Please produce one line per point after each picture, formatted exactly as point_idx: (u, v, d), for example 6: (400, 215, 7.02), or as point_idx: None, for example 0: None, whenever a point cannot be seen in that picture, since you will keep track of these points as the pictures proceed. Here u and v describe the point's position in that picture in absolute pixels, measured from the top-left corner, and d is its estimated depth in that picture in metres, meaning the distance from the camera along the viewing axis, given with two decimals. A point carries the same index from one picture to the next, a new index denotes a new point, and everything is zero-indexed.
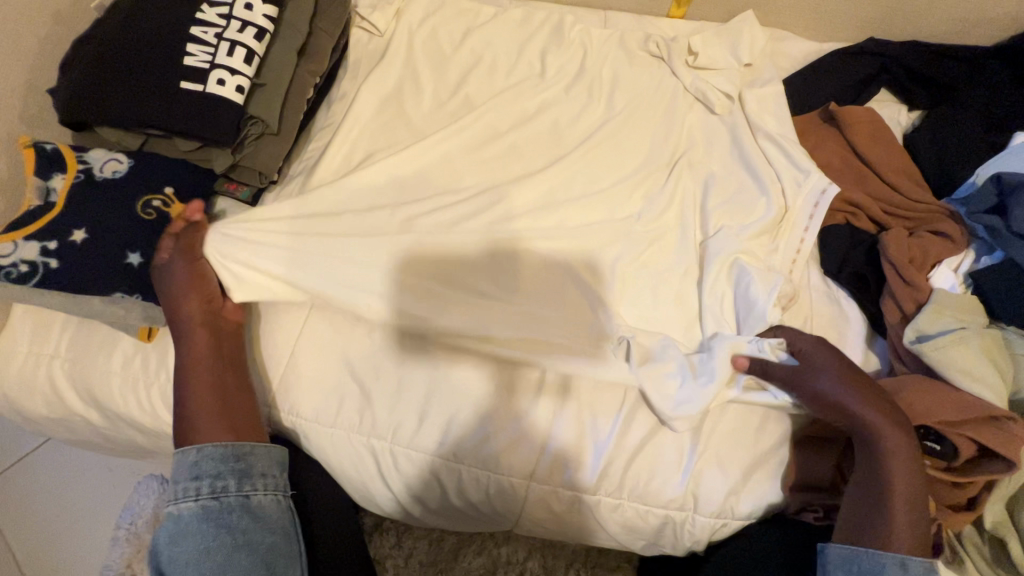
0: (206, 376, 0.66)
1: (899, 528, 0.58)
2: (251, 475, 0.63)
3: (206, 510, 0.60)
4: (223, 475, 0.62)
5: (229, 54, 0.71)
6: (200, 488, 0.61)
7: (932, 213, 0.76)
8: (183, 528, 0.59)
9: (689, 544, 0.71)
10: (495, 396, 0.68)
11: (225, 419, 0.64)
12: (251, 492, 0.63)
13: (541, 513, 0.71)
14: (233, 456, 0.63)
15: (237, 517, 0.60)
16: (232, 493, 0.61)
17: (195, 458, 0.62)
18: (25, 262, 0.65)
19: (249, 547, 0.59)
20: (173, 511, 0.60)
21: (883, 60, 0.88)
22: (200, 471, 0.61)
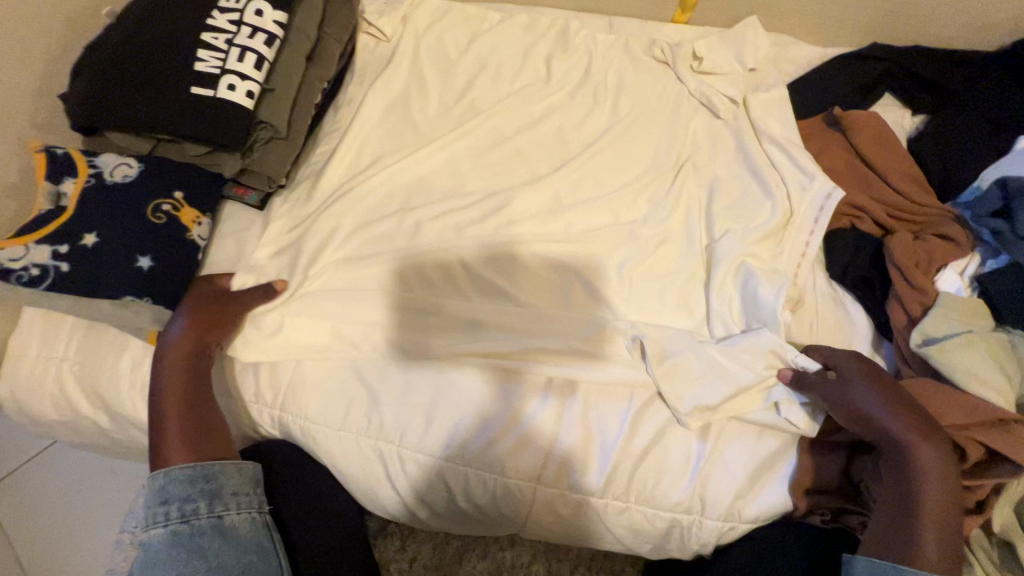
0: (177, 400, 0.64)
1: (930, 546, 0.56)
2: (220, 496, 0.60)
3: (176, 534, 0.57)
4: (192, 498, 0.59)
5: (240, 59, 0.72)
6: (169, 512, 0.58)
7: (937, 217, 0.76)
8: (154, 557, 0.56)
9: (696, 548, 0.71)
10: (503, 399, 0.69)
11: (197, 443, 0.62)
12: (222, 512, 0.60)
13: (548, 517, 0.71)
14: (202, 477, 0.60)
15: (207, 540, 0.58)
16: (202, 515, 0.59)
17: (163, 481, 0.60)
18: (37, 266, 0.65)
19: (219, 569, 0.56)
20: (145, 537, 0.58)
21: (887, 64, 0.89)
22: (168, 496, 0.59)
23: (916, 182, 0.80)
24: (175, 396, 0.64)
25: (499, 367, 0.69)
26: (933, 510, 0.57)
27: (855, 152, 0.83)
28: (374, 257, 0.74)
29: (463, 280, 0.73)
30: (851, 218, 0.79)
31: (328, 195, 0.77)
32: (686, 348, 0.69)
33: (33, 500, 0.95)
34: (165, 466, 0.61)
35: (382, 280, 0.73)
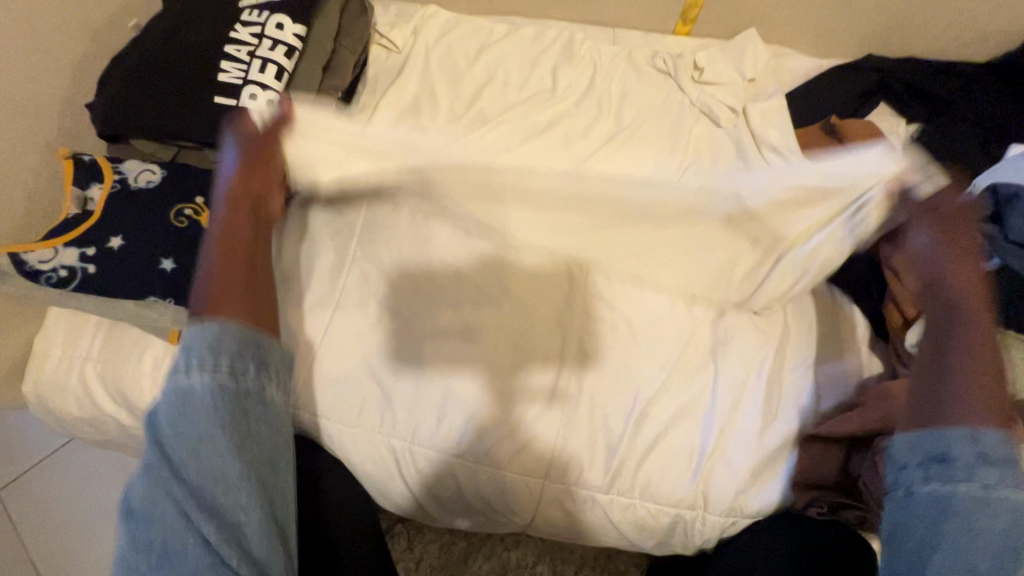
0: (229, 259, 0.57)
1: (971, 393, 0.55)
2: (270, 365, 0.52)
3: (221, 388, 0.48)
4: (245, 356, 0.50)
5: (262, 70, 0.75)
6: (217, 363, 0.48)
7: None
8: (192, 405, 0.47)
9: (700, 542, 0.73)
10: (510, 398, 0.71)
11: (249, 304, 0.53)
12: (269, 383, 0.52)
13: (555, 512, 0.73)
14: (253, 341, 0.51)
15: (253, 404, 0.50)
16: (251, 378, 0.50)
17: (216, 332, 0.49)
18: (65, 267, 0.69)
19: (259, 443, 0.50)
20: (183, 384, 0.48)
21: (881, 75, 0.92)
22: (217, 346, 0.49)
23: None
24: (234, 254, 0.58)
25: (507, 367, 0.72)
26: (973, 373, 0.56)
27: None
28: (388, 258, 0.76)
29: (475, 280, 0.75)
30: None
31: (342, 199, 0.80)
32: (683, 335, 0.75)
33: (45, 498, 0.97)
34: (210, 319, 0.50)
35: (395, 281, 0.75)
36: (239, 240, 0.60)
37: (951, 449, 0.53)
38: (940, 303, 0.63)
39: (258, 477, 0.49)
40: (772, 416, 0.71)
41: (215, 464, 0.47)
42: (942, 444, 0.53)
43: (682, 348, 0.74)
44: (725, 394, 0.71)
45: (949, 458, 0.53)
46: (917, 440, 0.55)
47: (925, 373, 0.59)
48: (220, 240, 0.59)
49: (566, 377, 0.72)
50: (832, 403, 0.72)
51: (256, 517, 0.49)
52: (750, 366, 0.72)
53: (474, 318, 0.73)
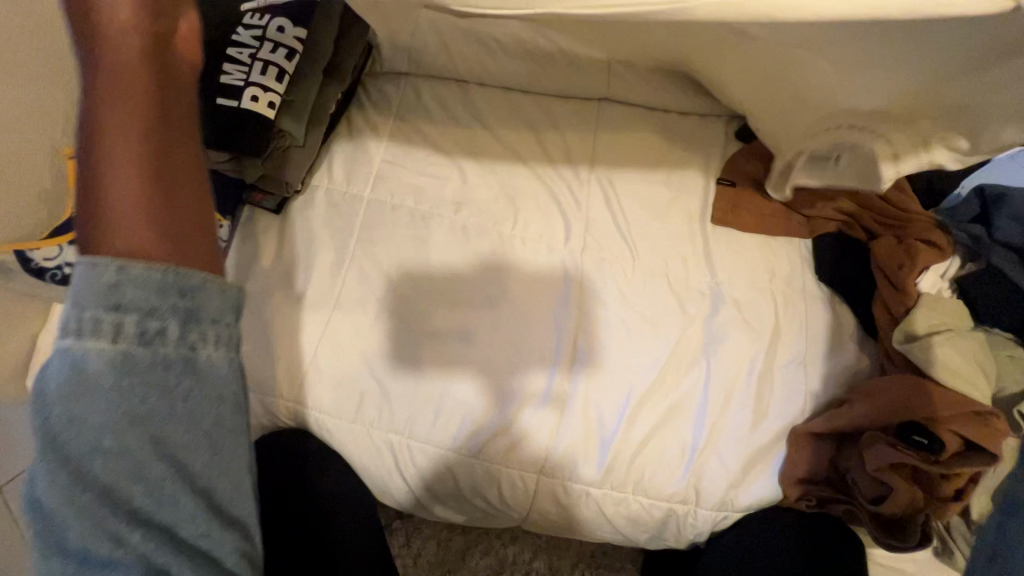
0: (127, 129, 0.36)
1: None
2: (199, 318, 0.34)
3: (130, 360, 0.32)
4: (163, 307, 0.32)
5: (263, 72, 0.76)
6: (117, 324, 0.32)
7: (923, 222, 0.78)
8: (85, 382, 0.31)
9: (692, 536, 0.74)
10: (505, 397, 0.72)
11: (167, 227, 0.35)
12: (199, 341, 0.34)
13: (550, 506, 0.74)
14: (177, 287, 0.33)
15: (174, 381, 0.33)
16: (173, 343, 0.33)
17: (115, 274, 0.32)
18: (69, 265, 0.71)
19: (185, 439, 0.34)
20: (75, 353, 0.31)
21: None
22: (122, 295, 0.32)
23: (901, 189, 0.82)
24: (126, 128, 0.36)
25: (503, 365, 0.73)
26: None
27: None
28: (388, 259, 0.78)
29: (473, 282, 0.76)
30: (840, 223, 0.81)
31: (343, 202, 0.81)
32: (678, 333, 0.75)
33: None
34: (107, 252, 0.33)
35: (395, 280, 0.77)
36: (134, 103, 0.36)
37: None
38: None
39: (195, 483, 0.35)
40: (761, 413, 0.73)
41: (133, 471, 0.33)
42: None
43: (676, 344, 0.75)
44: (716, 391, 0.73)
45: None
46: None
47: None
48: (96, 89, 0.36)
49: (561, 381, 0.73)
50: (820, 403, 0.74)
51: (204, 533, 0.36)
52: (740, 364, 0.74)
53: (473, 321, 0.75)
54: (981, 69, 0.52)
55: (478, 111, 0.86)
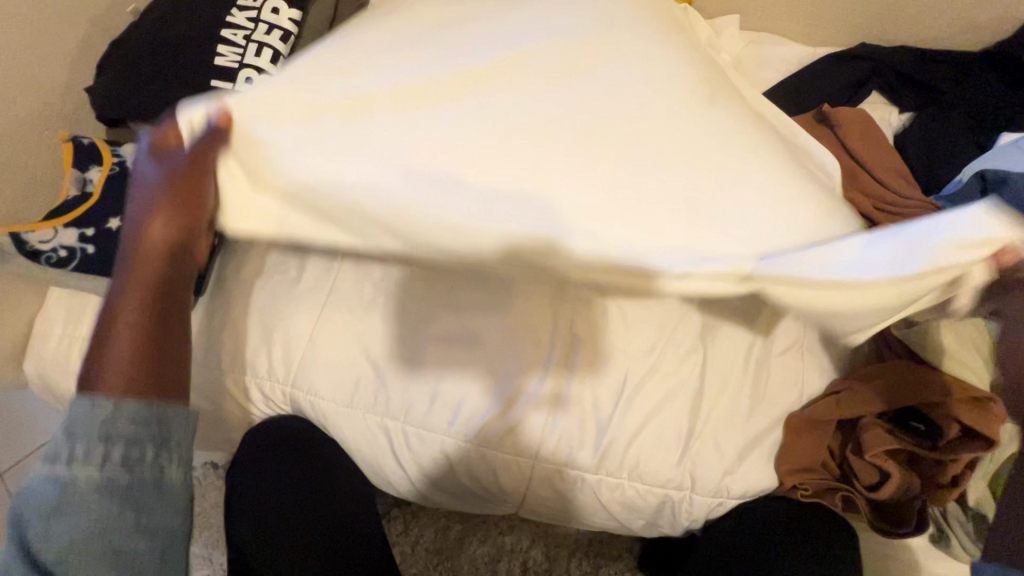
0: (134, 322, 0.55)
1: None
2: (171, 445, 0.51)
3: (112, 481, 0.47)
4: (141, 441, 0.49)
5: (258, 54, 0.77)
6: (104, 453, 0.47)
7: (918, 210, 0.79)
8: (71, 497, 0.46)
9: (688, 523, 0.74)
10: (499, 381, 0.72)
11: (156, 374, 0.53)
12: (170, 464, 0.50)
13: (545, 492, 0.74)
14: (155, 420, 0.50)
15: (149, 496, 0.49)
16: (147, 464, 0.49)
17: (109, 413, 0.48)
18: (65, 247, 0.71)
19: (151, 536, 0.48)
20: (67, 475, 0.46)
21: (875, 64, 0.92)
22: (112, 432, 0.48)
23: (899, 175, 0.84)
24: (142, 296, 0.57)
25: (494, 351, 0.73)
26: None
27: (842, 145, 0.85)
28: None
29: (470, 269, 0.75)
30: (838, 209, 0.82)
31: None
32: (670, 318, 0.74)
33: None
34: (101, 392, 0.50)
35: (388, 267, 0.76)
36: (147, 287, 0.58)
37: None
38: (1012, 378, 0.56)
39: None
40: (759, 400, 0.72)
41: (98, 568, 0.46)
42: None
43: (674, 330, 0.74)
44: (712, 377, 0.72)
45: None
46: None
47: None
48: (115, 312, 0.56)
49: (552, 384, 0.72)
50: (819, 390, 0.73)
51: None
52: (737, 348, 0.73)
53: (472, 322, 0.73)
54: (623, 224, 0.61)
55: None
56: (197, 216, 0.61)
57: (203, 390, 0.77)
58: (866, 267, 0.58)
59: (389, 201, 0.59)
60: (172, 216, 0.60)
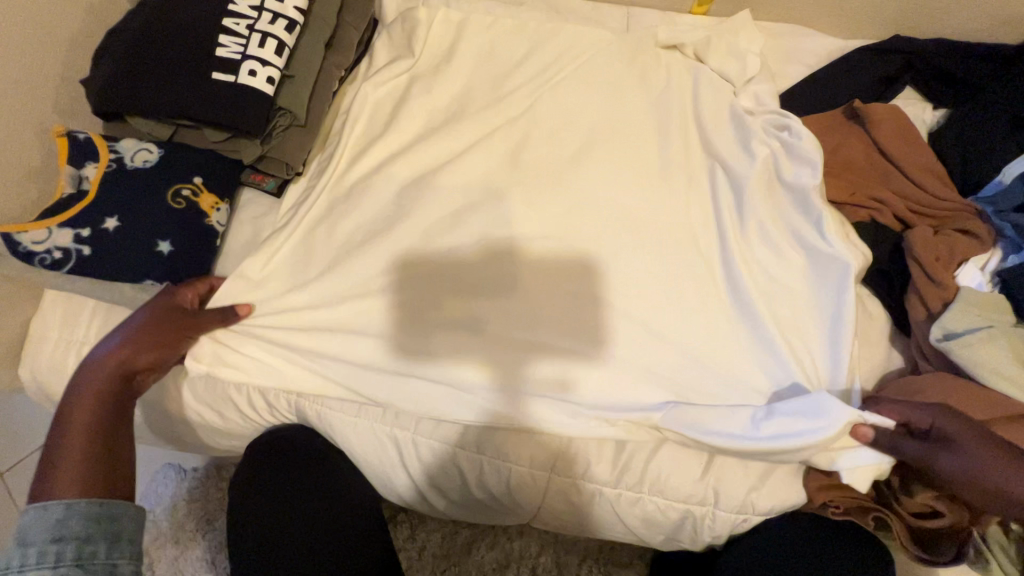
0: (81, 433, 0.57)
1: None
2: (120, 540, 0.51)
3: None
4: (92, 539, 0.50)
5: (261, 46, 0.74)
6: (61, 551, 0.48)
7: (958, 211, 0.76)
8: None
9: (709, 539, 0.71)
10: (508, 386, 0.69)
11: (96, 477, 0.54)
12: (118, 560, 0.50)
13: (560, 506, 0.71)
14: (105, 517, 0.52)
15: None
16: (99, 560, 0.49)
17: (61, 515, 0.50)
18: (59, 249, 0.67)
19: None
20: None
21: (909, 57, 0.87)
22: (65, 531, 0.49)
23: (935, 175, 0.80)
24: (88, 415, 0.58)
25: (502, 358, 0.70)
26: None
27: (871, 142, 0.82)
28: (391, 247, 0.74)
29: (480, 268, 0.73)
30: (872, 211, 0.79)
31: (348, 189, 0.78)
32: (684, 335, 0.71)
33: None
34: (53, 499, 0.52)
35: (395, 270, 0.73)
36: (97, 407, 0.59)
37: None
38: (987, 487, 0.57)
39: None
40: None
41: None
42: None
43: (696, 339, 0.71)
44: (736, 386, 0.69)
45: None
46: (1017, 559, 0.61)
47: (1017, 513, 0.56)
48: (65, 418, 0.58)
49: (577, 371, 0.69)
50: None
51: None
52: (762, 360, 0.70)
53: (481, 310, 0.71)
54: (555, 307, 0.72)
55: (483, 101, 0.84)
56: (170, 353, 0.66)
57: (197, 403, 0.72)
58: (747, 435, 0.64)
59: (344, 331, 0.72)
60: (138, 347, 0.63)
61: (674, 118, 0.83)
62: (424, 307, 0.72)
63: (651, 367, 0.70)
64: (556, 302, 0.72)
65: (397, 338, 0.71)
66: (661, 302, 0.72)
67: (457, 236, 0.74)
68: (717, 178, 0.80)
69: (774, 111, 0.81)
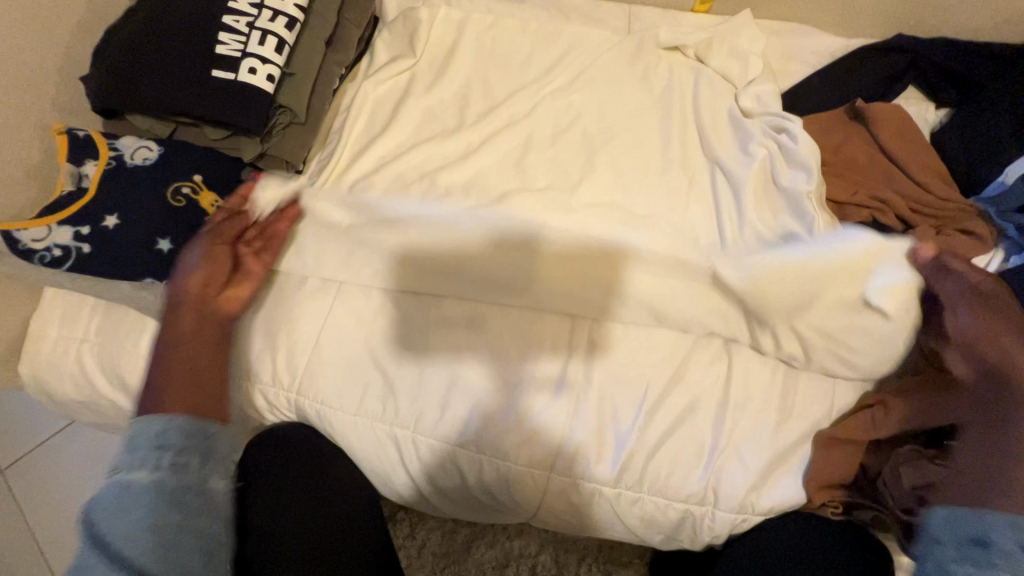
0: (183, 351, 0.59)
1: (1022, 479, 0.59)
2: (215, 458, 0.51)
3: (162, 484, 0.47)
4: (188, 451, 0.49)
5: (261, 43, 0.73)
6: (160, 460, 0.48)
7: (959, 212, 0.76)
8: (128, 501, 0.46)
9: (708, 539, 0.71)
10: (507, 384, 0.69)
11: (196, 391, 0.55)
12: (213, 476, 0.50)
13: (560, 505, 0.71)
14: (201, 433, 0.51)
15: (196, 500, 0.49)
16: (195, 473, 0.49)
17: (163, 424, 0.49)
18: (59, 246, 0.67)
19: (199, 539, 0.48)
20: (123, 479, 0.46)
21: (912, 56, 0.87)
22: (165, 440, 0.49)
23: (938, 175, 0.80)
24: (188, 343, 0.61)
25: (501, 356, 0.70)
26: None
27: (875, 142, 0.82)
28: (392, 245, 0.74)
29: (482, 265, 0.72)
30: (874, 211, 0.78)
31: (349, 185, 0.78)
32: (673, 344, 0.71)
33: (47, 474, 1.06)
34: (153, 411, 0.51)
35: (397, 268, 0.73)
36: (194, 325, 0.62)
37: (990, 532, 0.58)
38: (976, 355, 0.64)
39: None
40: (784, 414, 0.69)
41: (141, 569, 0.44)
42: (984, 528, 0.58)
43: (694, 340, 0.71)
44: (736, 385, 0.69)
45: (987, 543, 0.57)
46: (955, 517, 0.60)
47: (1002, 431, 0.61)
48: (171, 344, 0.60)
49: (575, 369, 0.70)
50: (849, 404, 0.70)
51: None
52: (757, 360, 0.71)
53: (484, 305, 0.73)
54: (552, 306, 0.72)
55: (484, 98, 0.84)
56: (225, 262, 0.68)
57: None
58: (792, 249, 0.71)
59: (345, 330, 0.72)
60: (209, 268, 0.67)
61: (675, 118, 0.83)
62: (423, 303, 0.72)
63: (644, 370, 0.70)
64: (558, 298, 0.72)
65: (399, 336, 0.72)
66: (658, 307, 0.72)
67: (459, 232, 0.74)
68: (716, 178, 0.79)
69: (775, 112, 0.82)
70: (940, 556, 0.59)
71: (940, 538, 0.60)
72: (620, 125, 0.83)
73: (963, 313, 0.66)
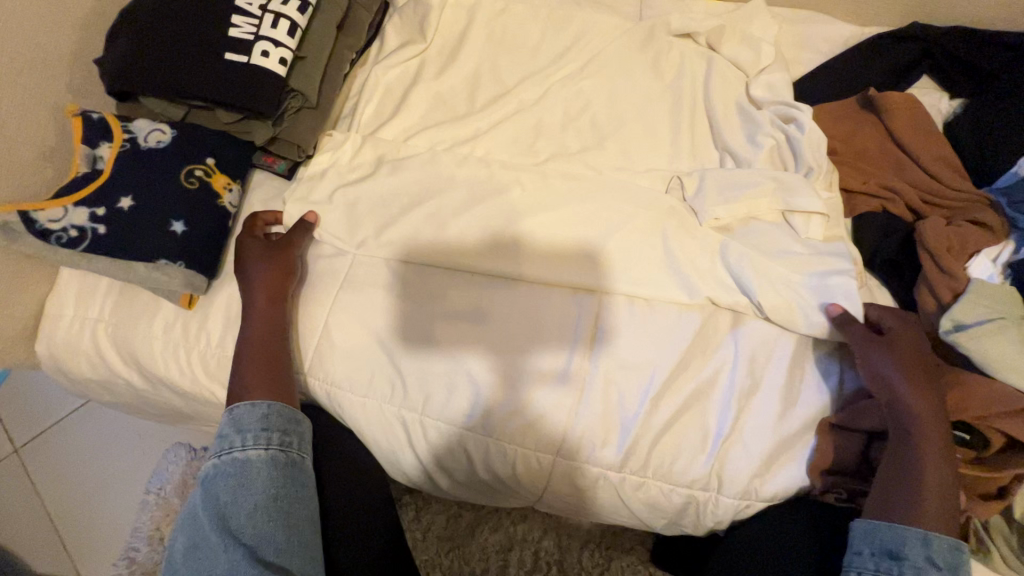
0: (261, 345, 0.68)
1: (930, 511, 0.58)
2: (305, 439, 0.66)
3: (274, 459, 0.62)
4: (290, 433, 0.65)
5: (274, 26, 0.74)
6: (271, 438, 0.63)
7: (971, 202, 0.76)
8: (253, 473, 0.60)
9: (711, 524, 0.72)
10: (510, 364, 0.70)
11: (276, 384, 0.67)
12: (306, 454, 0.66)
13: (566, 489, 0.72)
14: (294, 418, 0.66)
15: (297, 473, 0.63)
16: (295, 449, 0.64)
17: (265, 411, 0.64)
18: (75, 227, 0.69)
19: (306, 505, 0.62)
20: (245, 456, 0.61)
21: (925, 45, 0.86)
22: (270, 424, 0.64)
23: (952, 166, 0.79)
24: (266, 337, 0.69)
25: (506, 340, 0.70)
26: (934, 456, 0.60)
27: (888, 132, 0.82)
28: (402, 232, 0.74)
29: (488, 252, 0.73)
30: (883, 201, 0.79)
31: (358, 173, 0.78)
32: (685, 333, 0.71)
33: (59, 454, 1.09)
34: (254, 398, 0.65)
35: (408, 252, 0.74)
36: (269, 319, 0.69)
37: (903, 546, 0.58)
38: (883, 388, 0.63)
39: (299, 537, 0.59)
40: (787, 402, 0.69)
41: (268, 528, 0.57)
42: (900, 542, 0.58)
43: (702, 327, 0.71)
44: (743, 373, 0.69)
45: (901, 557, 0.57)
46: (873, 531, 0.59)
47: (910, 470, 0.60)
48: (248, 334, 0.69)
49: (579, 362, 0.69)
50: (855, 389, 0.71)
51: (303, 569, 0.58)
52: (766, 342, 0.71)
53: (487, 302, 0.72)
54: (560, 286, 0.72)
55: (495, 89, 0.84)
56: (291, 261, 0.72)
57: (206, 385, 0.72)
58: (782, 251, 0.73)
59: (358, 309, 0.73)
60: (271, 268, 0.71)
61: (685, 106, 0.83)
62: (432, 288, 0.73)
63: (654, 351, 0.70)
64: (569, 285, 0.72)
65: (410, 313, 0.72)
66: (662, 297, 0.71)
67: (467, 220, 0.74)
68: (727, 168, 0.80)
69: (784, 102, 0.81)
70: (860, 568, 0.58)
71: (858, 543, 0.60)
72: (630, 114, 0.83)
73: (879, 357, 0.64)
